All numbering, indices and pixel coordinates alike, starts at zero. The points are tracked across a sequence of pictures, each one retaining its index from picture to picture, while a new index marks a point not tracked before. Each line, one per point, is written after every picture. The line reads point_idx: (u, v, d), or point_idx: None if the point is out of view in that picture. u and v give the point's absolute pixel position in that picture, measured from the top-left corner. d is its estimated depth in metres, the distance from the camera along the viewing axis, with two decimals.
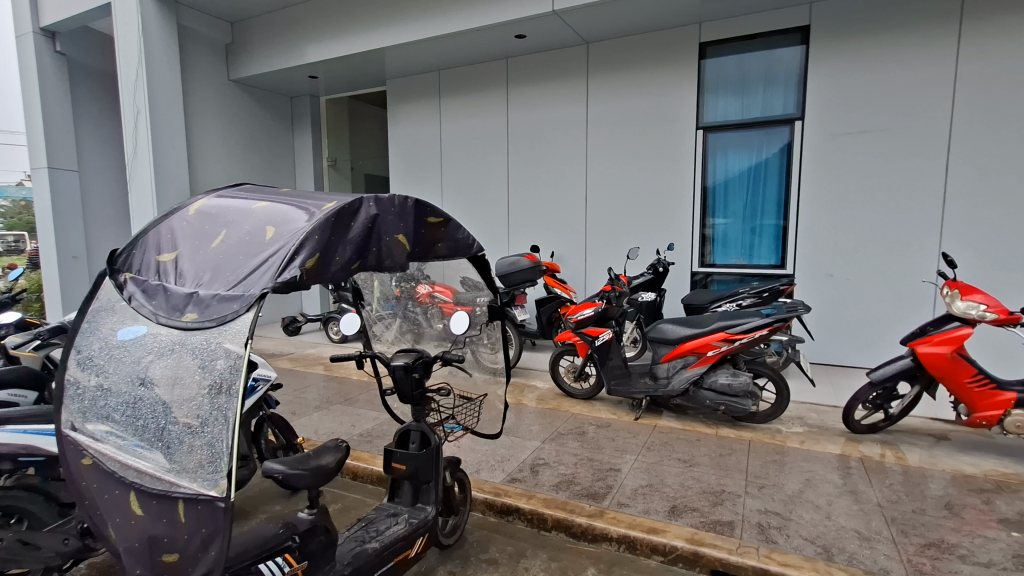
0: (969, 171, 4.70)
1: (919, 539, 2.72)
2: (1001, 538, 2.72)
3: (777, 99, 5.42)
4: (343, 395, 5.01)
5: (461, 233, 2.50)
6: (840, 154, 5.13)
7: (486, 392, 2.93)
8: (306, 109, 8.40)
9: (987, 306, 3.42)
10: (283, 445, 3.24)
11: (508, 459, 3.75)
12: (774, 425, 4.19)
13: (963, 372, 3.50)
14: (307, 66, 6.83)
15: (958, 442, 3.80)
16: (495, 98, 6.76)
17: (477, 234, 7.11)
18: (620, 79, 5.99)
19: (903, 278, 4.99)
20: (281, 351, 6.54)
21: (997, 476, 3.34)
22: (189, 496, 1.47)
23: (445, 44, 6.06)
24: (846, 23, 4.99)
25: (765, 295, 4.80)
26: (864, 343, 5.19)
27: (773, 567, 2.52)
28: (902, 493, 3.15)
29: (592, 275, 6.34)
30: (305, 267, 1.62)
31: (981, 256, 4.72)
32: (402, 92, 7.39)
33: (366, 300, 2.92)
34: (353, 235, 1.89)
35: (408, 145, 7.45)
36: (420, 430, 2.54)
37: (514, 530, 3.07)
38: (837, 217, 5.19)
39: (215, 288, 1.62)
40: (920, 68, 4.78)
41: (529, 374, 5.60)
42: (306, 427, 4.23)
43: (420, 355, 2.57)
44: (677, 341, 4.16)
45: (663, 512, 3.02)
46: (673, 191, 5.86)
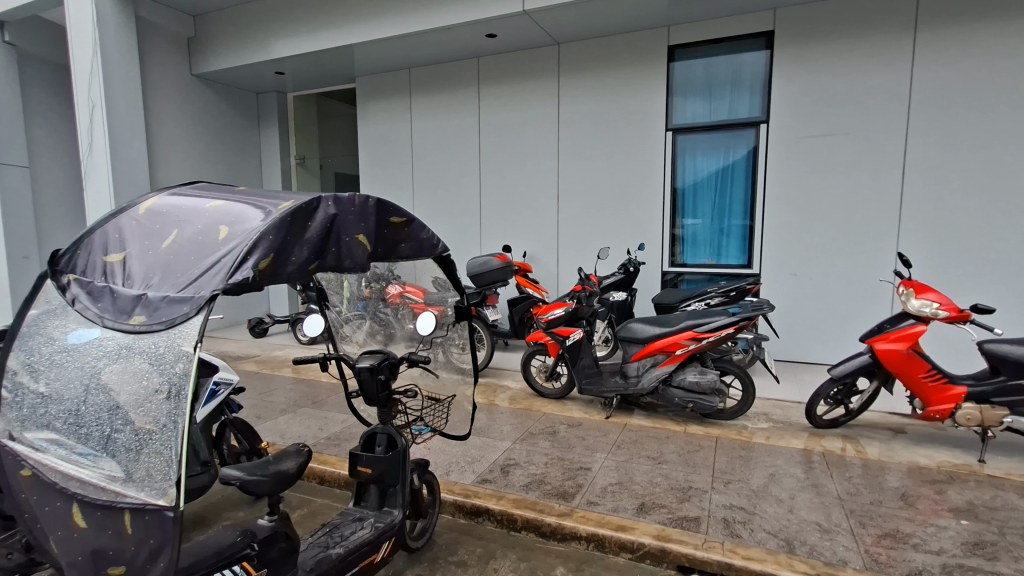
0: (923, 174, 4.89)
1: (876, 530, 2.81)
2: (951, 526, 2.83)
3: (743, 101, 5.53)
4: (311, 398, 4.91)
5: (425, 233, 2.46)
6: (804, 156, 5.27)
7: (455, 393, 2.91)
8: (273, 106, 8.23)
9: (939, 304, 3.56)
10: (245, 450, 3.10)
11: (478, 460, 3.74)
12: (741, 421, 4.27)
13: (917, 367, 3.63)
14: (275, 62, 6.66)
15: (914, 436, 3.95)
16: (466, 98, 6.73)
17: (448, 234, 7.06)
18: (591, 80, 6.03)
19: (863, 277, 5.15)
20: (247, 353, 6.40)
21: (949, 467, 3.47)
22: (136, 506, 1.41)
23: (416, 43, 6.00)
24: (808, 28, 5.13)
25: (732, 294, 4.91)
26: (825, 340, 5.35)
27: (737, 562, 2.57)
28: (861, 486, 3.25)
29: (564, 275, 6.37)
30: (259, 268, 1.58)
31: (935, 256, 4.92)
32: (372, 89, 7.29)
33: (332, 302, 2.86)
34: (310, 235, 1.85)
35: (377, 144, 7.37)
36: (387, 432, 2.51)
37: (483, 531, 3.06)
38: (801, 217, 5.33)
39: (165, 290, 1.55)
40: (878, 74, 4.94)
41: (500, 375, 5.59)
42: (272, 431, 4.13)
43: (386, 356, 2.53)
44: (646, 340, 4.21)
45: (632, 510, 3.06)
46: (643, 192, 5.92)
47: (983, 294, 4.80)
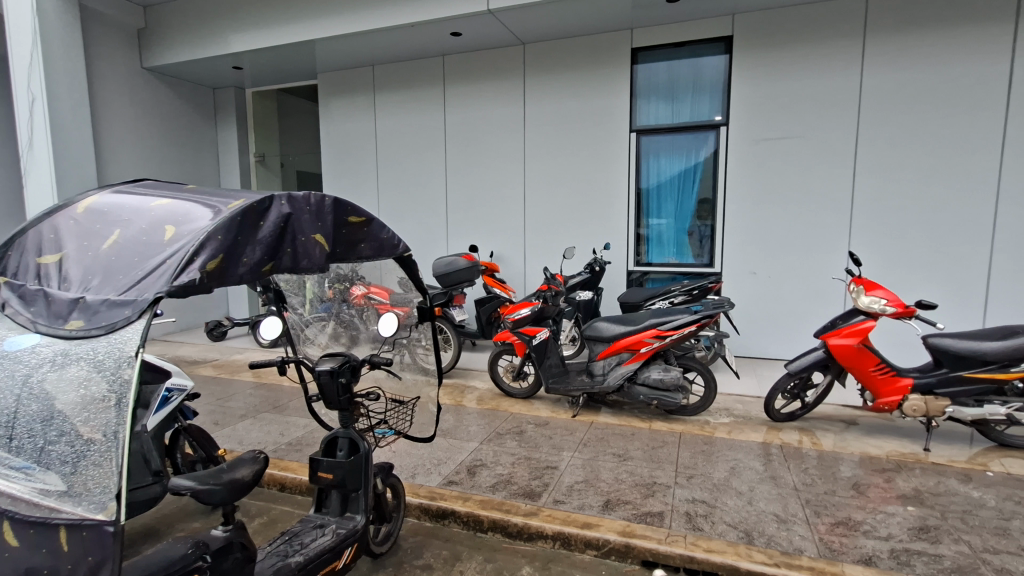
0: (873, 177, 5.10)
1: (829, 518, 2.92)
2: (898, 513, 2.96)
3: (704, 105, 5.67)
4: (272, 402, 4.78)
5: (386, 233, 2.41)
6: (761, 158, 5.43)
7: (418, 395, 2.86)
8: (231, 102, 7.98)
9: (887, 301, 3.72)
10: (200, 457, 2.96)
11: (444, 462, 3.70)
12: (703, 417, 4.37)
13: (867, 361, 3.78)
14: (232, 56, 6.45)
15: (865, 427, 4.12)
16: (432, 96, 6.66)
17: (414, 234, 6.99)
18: (556, 80, 6.07)
19: (818, 275, 5.34)
20: (204, 358, 6.17)
21: (898, 456, 3.64)
22: (72, 521, 1.33)
23: (379, 39, 5.91)
24: (766, 33, 5.29)
25: (694, 292, 5.03)
26: (783, 336, 5.53)
27: (699, 554, 2.63)
28: (817, 476, 3.37)
29: (531, 275, 6.39)
30: (206, 270, 1.53)
31: (884, 255, 5.15)
32: (334, 86, 7.15)
33: (294, 304, 2.80)
34: (263, 235, 1.80)
35: (340, 142, 7.23)
36: (349, 436, 2.46)
37: (450, 534, 3.03)
38: (760, 217, 5.49)
39: (104, 293, 1.47)
40: (831, 79, 5.13)
41: (467, 375, 5.57)
42: (230, 438, 4.00)
43: (346, 359, 2.47)
44: (611, 338, 4.26)
45: (597, 507, 3.08)
46: (608, 192, 6.00)
47: (927, 290, 5.06)
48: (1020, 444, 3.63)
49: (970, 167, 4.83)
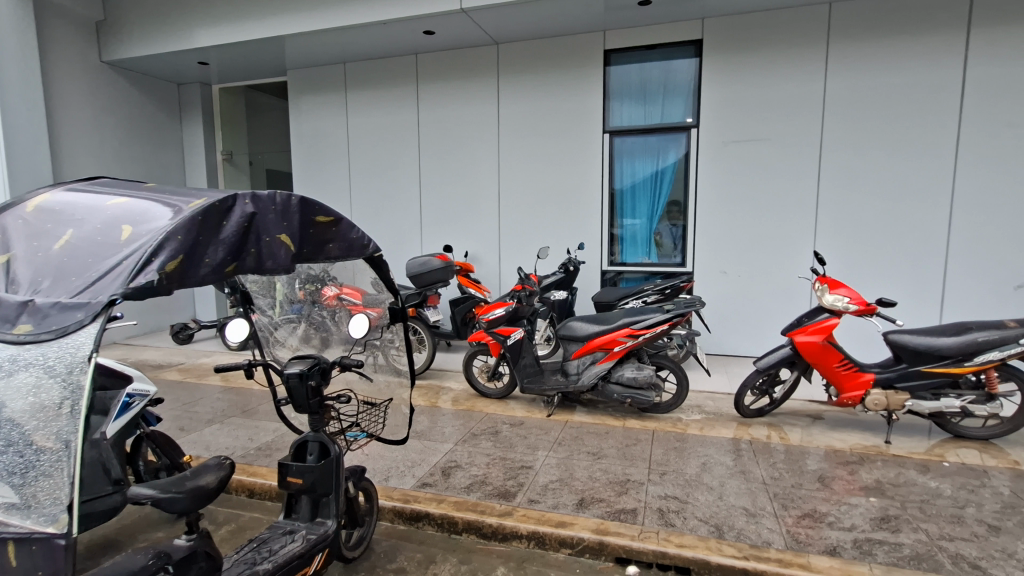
0: (837, 178, 5.26)
1: (796, 511, 3.00)
2: (861, 504, 3.06)
3: (674, 107, 5.77)
4: (241, 406, 4.66)
5: (355, 233, 2.36)
6: (731, 159, 5.54)
7: (391, 397, 2.84)
8: (196, 98, 7.76)
9: (850, 299, 3.84)
10: (164, 464, 2.84)
11: (419, 464, 3.67)
12: (676, 414, 4.44)
13: (832, 357, 3.90)
14: (198, 51, 6.27)
15: (830, 421, 4.25)
16: (405, 94, 6.60)
17: (387, 234, 6.91)
18: (529, 80, 6.08)
19: (785, 274, 5.48)
20: (169, 362, 5.99)
21: (861, 449, 3.76)
22: (22, 535, 1.29)
23: (350, 37, 5.83)
24: (734, 38, 5.40)
25: (667, 291, 5.09)
26: (753, 334, 5.66)
27: (671, 550, 2.66)
28: (784, 470, 3.46)
29: (506, 275, 6.39)
30: (165, 271, 1.48)
31: (847, 254, 5.31)
32: (305, 83, 7.02)
33: (264, 308, 2.73)
34: (226, 235, 1.76)
35: (311, 140, 7.11)
36: (319, 440, 2.42)
37: (424, 536, 3.00)
38: (730, 217, 5.60)
39: (56, 295, 1.41)
40: (797, 84, 5.28)
41: (442, 376, 5.53)
42: (197, 444, 3.88)
43: (317, 362, 2.42)
44: (586, 338, 4.29)
45: (572, 506, 3.10)
46: (582, 193, 6.04)
47: (887, 288, 5.25)
48: (974, 435, 3.79)
49: (926, 170, 5.03)
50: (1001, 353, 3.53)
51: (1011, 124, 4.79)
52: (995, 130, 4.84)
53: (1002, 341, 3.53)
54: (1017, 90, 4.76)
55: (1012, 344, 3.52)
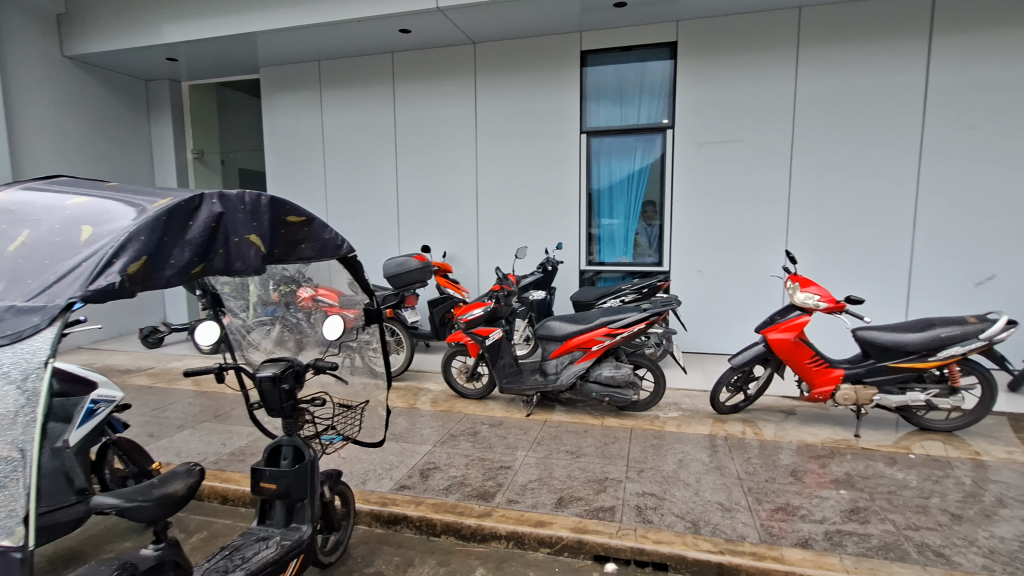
0: (808, 179, 5.39)
1: (770, 505, 3.06)
2: (832, 496, 3.14)
3: (650, 108, 5.83)
4: (214, 411, 4.55)
5: (328, 233, 2.32)
6: (705, 160, 5.63)
7: (367, 399, 2.80)
8: (165, 95, 7.56)
9: (820, 297, 3.94)
10: (132, 472, 2.76)
11: (397, 466, 3.64)
12: (653, 412, 4.49)
13: (803, 354, 3.99)
14: (166, 47, 6.10)
15: (802, 416, 4.35)
16: (381, 93, 6.53)
17: (364, 234, 6.83)
18: (507, 80, 6.08)
19: (758, 272, 5.60)
20: (138, 366, 5.82)
21: (831, 443, 3.85)
22: None
23: (325, 34, 5.74)
24: (708, 40, 5.48)
25: (644, 290, 5.14)
26: (727, 331, 5.76)
27: (648, 546, 2.69)
28: (758, 465, 3.53)
29: (484, 275, 6.38)
30: (128, 273, 1.44)
31: (818, 253, 5.45)
32: (278, 81, 6.90)
33: (238, 311, 2.68)
34: (192, 235, 1.72)
35: (285, 139, 6.98)
36: (293, 444, 2.37)
37: (402, 539, 2.98)
38: (705, 217, 5.69)
39: (10, 298, 1.36)
40: (768, 86, 5.39)
41: (420, 377, 5.49)
42: (167, 451, 3.78)
43: (290, 364, 2.37)
44: (563, 338, 4.31)
45: (550, 505, 3.11)
46: (560, 193, 6.06)
47: (855, 286, 5.40)
48: (938, 428, 3.93)
49: (892, 171, 5.19)
50: (963, 348, 3.66)
51: (971, 127, 4.97)
52: (956, 133, 5.01)
53: (963, 336, 3.66)
54: (977, 94, 4.94)
55: (973, 338, 3.65)
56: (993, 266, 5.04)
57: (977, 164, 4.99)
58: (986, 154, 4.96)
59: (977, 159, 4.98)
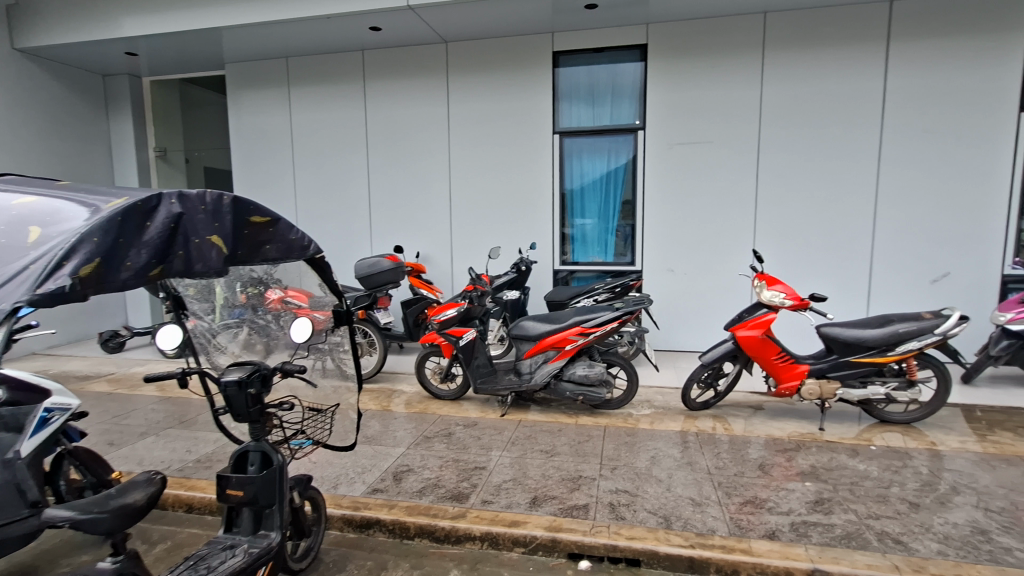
0: (774, 180, 5.53)
1: (739, 498, 3.13)
2: (798, 488, 3.23)
3: (622, 109, 5.90)
4: (179, 417, 4.41)
5: (294, 234, 2.26)
6: (676, 161, 5.72)
7: (338, 402, 2.74)
8: (125, 91, 7.30)
9: (785, 295, 4.05)
10: (89, 483, 2.65)
11: (369, 469, 3.59)
12: (626, 410, 4.55)
13: (770, 350, 4.09)
14: (126, 41, 5.89)
15: (770, 411, 4.46)
16: (351, 91, 6.44)
17: (335, 234, 6.72)
18: (479, 80, 6.06)
19: (727, 271, 5.72)
20: (97, 372, 5.60)
21: (798, 436, 3.96)
22: None
23: (293, 30, 5.63)
24: (677, 43, 5.58)
25: (617, 290, 5.20)
26: (698, 329, 5.87)
27: (621, 543, 2.72)
28: (728, 459, 3.61)
29: (458, 275, 6.36)
30: (80, 275, 1.48)
31: (784, 252, 5.60)
32: (244, 78, 6.74)
33: (204, 313, 2.60)
34: (150, 237, 1.73)
35: (252, 137, 6.82)
36: (261, 450, 2.31)
37: (375, 543, 2.94)
38: (676, 217, 5.79)
39: None
40: (736, 89, 5.51)
41: (394, 379, 5.43)
42: (128, 459, 3.65)
43: (256, 368, 2.31)
44: (537, 337, 4.32)
45: (524, 504, 3.11)
46: (533, 193, 6.08)
47: (820, 284, 5.56)
48: (898, 420, 4.08)
49: (852, 173, 5.37)
50: (919, 342, 3.81)
51: (926, 131, 5.18)
52: (912, 136, 5.22)
53: (920, 331, 3.82)
54: (932, 99, 5.15)
55: (929, 333, 3.80)
56: (948, 265, 5.27)
57: (932, 167, 5.21)
58: (940, 156, 5.18)
59: (932, 162, 5.20)
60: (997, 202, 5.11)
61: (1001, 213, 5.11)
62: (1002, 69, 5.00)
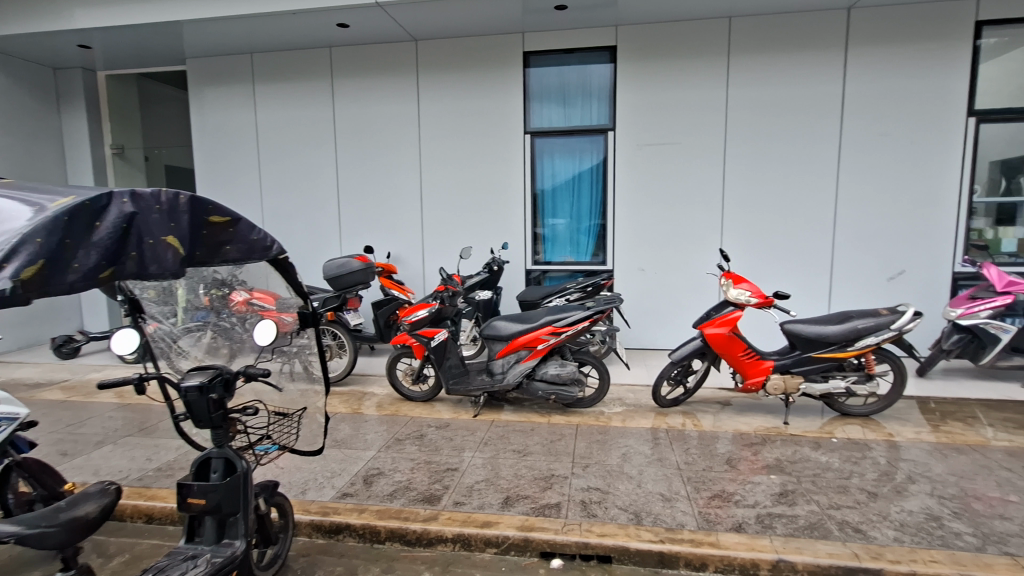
0: (740, 180, 5.66)
1: (707, 492, 3.19)
2: (763, 481, 3.32)
3: (593, 110, 5.95)
4: (138, 425, 4.25)
5: (256, 234, 2.19)
6: (646, 161, 5.80)
7: (305, 405, 2.70)
8: (78, 85, 7.00)
9: (751, 293, 4.15)
10: (40, 495, 2.49)
11: (339, 474, 3.53)
12: (598, 408, 4.59)
13: (737, 347, 4.18)
14: (79, 33, 5.64)
15: (737, 407, 4.57)
16: (319, 89, 6.32)
17: (304, 234, 6.59)
18: (449, 79, 6.03)
19: (695, 270, 5.84)
20: (50, 379, 5.34)
21: (763, 431, 4.07)
22: None
23: (257, 25, 5.50)
24: (646, 46, 5.66)
25: (589, 289, 5.25)
26: (668, 327, 5.97)
27: (593, 540, 2.75)
28: (697, 455, 3.68)
29: (430, 275, 6.31)
30: (20, 278, 1.51)
31: (750, 252, 5.74)
32: (207, 74, 6.55)
33: (166, 318, 2.52)
34: (99, 237, 1.73)
35: (215, 134, 6.63)
36: (224, 456, 2.25)
37: (345, 549, 2.89)
38: (646, 216, 5.87)
39: None
40: (702, 91, 5.62)
41: (365, 381, 5.35)
42: (83, 470, 3.49)
43: (219, 372, 2.24)
44: (509, 337, 4.32)
45: (496, 505, 3.11)
46: (505, 193, 6.08)
47: (784, 282, 5.72)
48: (857, 413, 4.23)
49: (814, 174, 5.54)
50: (877, 337, 3.96)
51: (881, 134, 5.39)
52: (869, 139, 5.42)
53: (877, 327, 3.97)
54: (887, 104, 5.36)
55: (885, 329, 3.96)
56: (903, 263, 5.49)
57: (887, 169, 5.42)
58: (895, 158, 5.40)
59: (886, 163, 5.42)
60: (948, 202, 5.35)
61: (951, 214, 5.36)
62: (951, 75, 5.23)
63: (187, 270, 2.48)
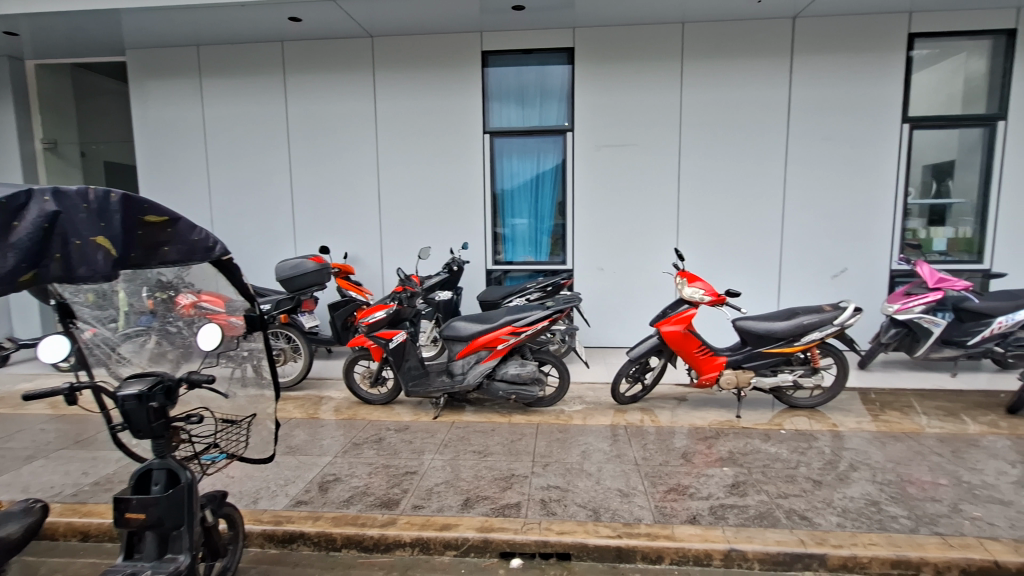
0: (694, 181, 5.83)
1: (664, 486, 3.27)
2: (716, 473, 3.42)
3: (551, 111, 6.00)
4: (74, 437, 4.00)
5: (197, 235, 2.07)
6: (603, 162, 5.89)
7: (254, 412, 2.60)
8: (3, 75, 6.54)
9: (704, 291, 4.27)
10: None
11: (293, 481, 3.42)
12: (558, 406, 4.62)
13: (691, 344, 4.30)
14: (4, 19, 5.26)
15: (692, 402, 4.70)
16: (271, 84, 6.12)
17: (256, 234, 6.36)
18: (407, 76, 5.95)
19: (652, 269, 5.97)
20: None
21: (717, 425, 4.20)
22: None
23: (204, 17, 5.28)
24: (603, 48, 5.75)
25: (549, 289, 5.28)
26: (626, 325, 6.08)
27: (552, 538, 2.76)
28: (654, 450, 3.75)
29: (389, 276, 6.22)
30: None
31: (703, 251, 5.91)
32: (150, 66, 6.24)
33: (104, 319, 2.37)
34: (17, 238, 1.69)
35: (159, 129, 6.32)
36: (166, 467, 2.14)
37: (299, 558, 2.81)
38: (604, 216, 5.96)
39: None
40: (658, 94, 5.75)
41: (321, 385, 5.22)
42: (10, 488, 3.26)
43: (159, 380, 2.13)
44: (469, 337, 4.30)
45: (456, 507, 3.09)
46: (465, 192, 6.05)
47: (736, 280, 5.93)
48: (804, 404, 4.43)
49: (763, 175, 5.76)
50: (821, 332, 4.14)
51: (824, 138, 5.66)
52: (812, 142, 5.68)
53: (821, 322, 4.15)
54: (829, 109, 5.63)
55: (829, 324, 4.15)
56: (845, 261, 5.78)
57: (830, 171, 5.69)
58: (835, 162, 5.68)
59: (829, 166, 5.69)
60: (884, 204, 5.67)
61: (887, 214, 5.67)
62: (886, 84, 5.54)
63: (128, 273, 2.27)
